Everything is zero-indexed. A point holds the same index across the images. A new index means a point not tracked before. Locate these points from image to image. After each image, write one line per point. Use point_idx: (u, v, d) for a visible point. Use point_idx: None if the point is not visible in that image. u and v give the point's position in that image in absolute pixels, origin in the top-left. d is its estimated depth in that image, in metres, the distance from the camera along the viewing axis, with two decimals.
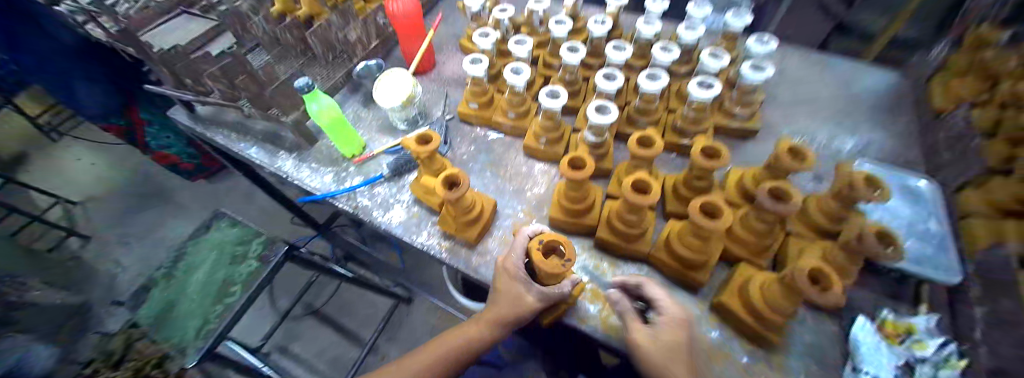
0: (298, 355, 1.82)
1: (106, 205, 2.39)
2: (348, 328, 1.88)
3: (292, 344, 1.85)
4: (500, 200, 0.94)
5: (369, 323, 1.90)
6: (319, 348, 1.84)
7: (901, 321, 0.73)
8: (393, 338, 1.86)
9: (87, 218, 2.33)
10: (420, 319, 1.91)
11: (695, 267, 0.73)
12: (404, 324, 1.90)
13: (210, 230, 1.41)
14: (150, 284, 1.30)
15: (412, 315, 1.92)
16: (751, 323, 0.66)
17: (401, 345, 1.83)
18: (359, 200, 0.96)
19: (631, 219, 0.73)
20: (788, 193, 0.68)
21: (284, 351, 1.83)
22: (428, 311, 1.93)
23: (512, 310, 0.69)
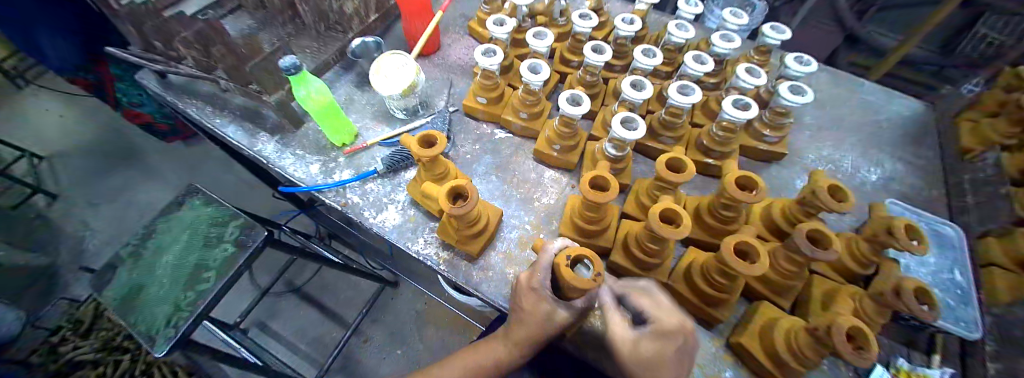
0: (277, 332, 1.75)
1: (73, 162, 2.21)
2: (331, 309, 1.81)
3: (271, 321, 1.78)
4: (506, 209, 0.86)
5: (352, 304, 1.83)
6: (299, 327, 1.77)
7: (917, 371, 0.69)
8: (377, 320, 1.81)
9: (53, 175, 2.16)
10: (406, 306, 1.85)
11: (716, 304, 0.67)
12: (388, 308, 1.84)
13: (183, 207, 1.28)
14: (115, 263, 1.17)
15: (398, 301, 1.86)
16: (772, 371, 0.62)
17: (385, 328, 1.79)
18: (348, 197, 0.87)
19: (653, 249, 0.66)
20: (826, 237, 0.62)
21: (263, 327, 1.76)
22: (413, 298, 1.86)
23: (518, 338, 0.62)
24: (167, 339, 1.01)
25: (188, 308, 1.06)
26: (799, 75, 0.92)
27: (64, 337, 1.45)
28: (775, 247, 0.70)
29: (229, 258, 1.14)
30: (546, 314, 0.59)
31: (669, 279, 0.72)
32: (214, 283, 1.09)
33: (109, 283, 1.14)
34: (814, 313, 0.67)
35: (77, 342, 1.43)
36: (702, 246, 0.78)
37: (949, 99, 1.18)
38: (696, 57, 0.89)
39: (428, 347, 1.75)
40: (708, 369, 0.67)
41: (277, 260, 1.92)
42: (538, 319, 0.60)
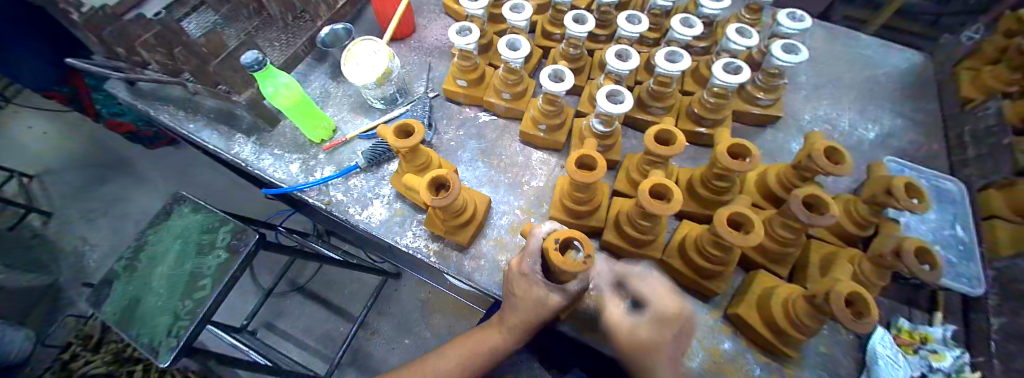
0: (286, 331, 1.77)
1: (61, 178, 2.17)
2: (336, 305, 1.82)
3: (278, 320, 1.79)
4: (495, 195, 0.84)
5: (357, 299, 1.84)
6: (307, 325, 1.79)
7: (917, 330, 0.69)
8: (383, 312, 1.82)
9: (43, 192, 2.12)
10: (409, 296, 1.85)
11: (712, 277, 0.66)
12: (393, 299, 1.85)
13: (173, 216, 1.26)
14: (111, 277, 1.15)
15: (401, 291, 1.87)
16: (769, 339, 0.61)
17: (390, 320, 1.80)
18: (332, 194, 0.84)
19: (644, 225, 0.65)
20: (823, 201, 0.60)
21: (271, 327, 1.77)
22: (417, 288, 1.87)
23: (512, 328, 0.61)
24: (170, 349, 1.01)
25: (188, 316, 1.05)
26: (792, 32, 0.87)
27: (75, 353, 1.45)
28: (771, 215, 0.68)
29: (223, 265, 1.12)
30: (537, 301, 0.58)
31: (663, 255, 0.71)
32: (212, 290, 1.08)
33: (107, 297, 1.13)
34: (812, 279, 0.66)
35: (88, 357, 1.44)
36: (696, 219, 0.76)
37: (949, 47, 1.14)
38: (683, 20, 0.84)
39: (437, 334, 1.77)
40: (706, 341, 0.67)
41: (277, 260, 1.90)
42: (529, 308, 0.59)
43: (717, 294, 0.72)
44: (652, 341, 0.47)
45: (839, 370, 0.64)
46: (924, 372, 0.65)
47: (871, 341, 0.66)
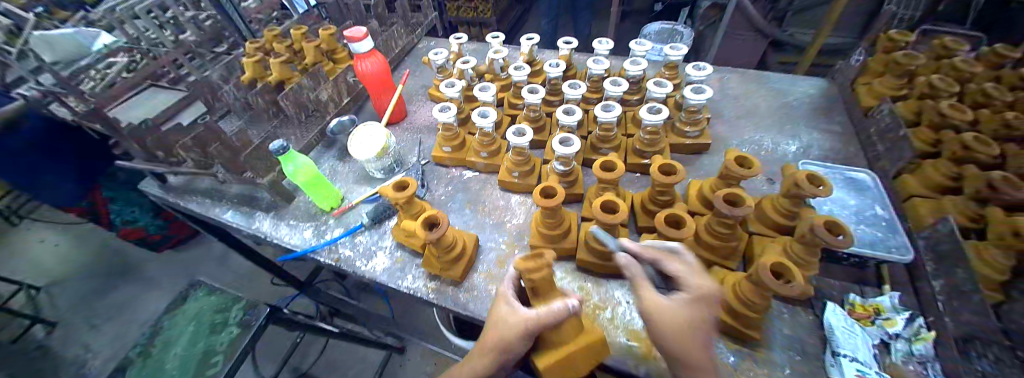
0: None
1: (72, 286, 2.23)
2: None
3: None
4: (482, 235, 0.97)
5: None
6: None
7: (868, 302, 0.79)
8: None
9: (50, 303, 2.16)
10: (415, 368, 1.76)
11: (673, 276, 0.76)
12: (398, 377, 1.74)
13: (185, 302, 1.33)
14: (125, 365, 1.17)
15: (408, 365, 1.77)
16: (732, 323, 0.69)
17: None
18: (341, 252, 0.97)
19: (605, 238, 0.77)
20: (741, 198, 0.75)
21: None
22: (423, 359, 1.78)
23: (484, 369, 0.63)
24: None
25: None
26: (701, 79, 1.11)
27: None
28: (709, 218, 0.82)
29: (235, 339, 1.19)
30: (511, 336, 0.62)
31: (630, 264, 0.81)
32: (223, 365, 1.13)
33: None
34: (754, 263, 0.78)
35: None
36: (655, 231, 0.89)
37: (842, 73, 1.40)
38: (612, 82, 1.08)
39: None
40: None
41: (281, 345, 1.86)
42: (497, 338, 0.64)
43: None
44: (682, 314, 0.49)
45: (807, 347, 0.71)
46: (883, 339, 0.74)
47: (826, 316, 0.75)
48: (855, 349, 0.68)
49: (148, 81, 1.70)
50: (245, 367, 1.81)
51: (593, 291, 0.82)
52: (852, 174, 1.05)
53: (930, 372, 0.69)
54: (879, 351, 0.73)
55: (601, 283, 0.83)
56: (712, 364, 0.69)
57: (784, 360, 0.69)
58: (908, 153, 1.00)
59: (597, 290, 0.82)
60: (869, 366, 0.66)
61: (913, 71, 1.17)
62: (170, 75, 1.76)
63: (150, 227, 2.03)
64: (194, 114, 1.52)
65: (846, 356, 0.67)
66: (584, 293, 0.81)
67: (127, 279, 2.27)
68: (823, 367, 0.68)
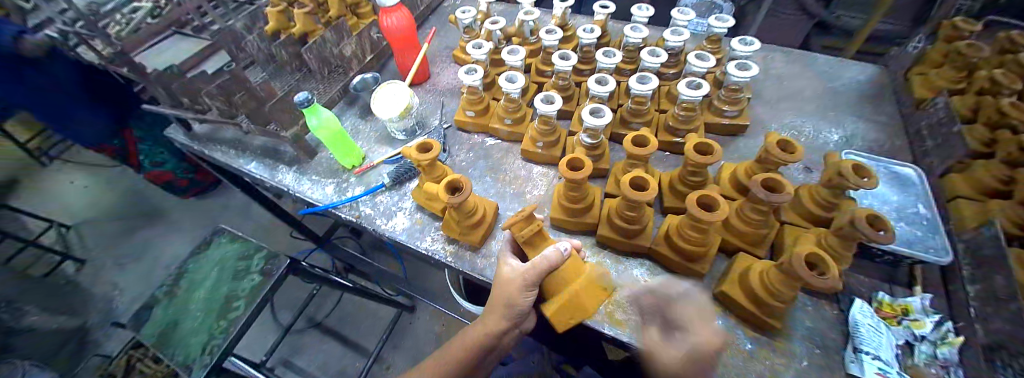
0: (302, 369, 1.76)
1: (104, 227, 2.36)
2: (352, 339, 1.83)
3: (296, 357, 1.80)
4: (502, 203, 0.96)
5: (372, 332, 1.84)
6: (324, 361, 1.77)
7: (897, 302, 0.77)
8: (398, 345, 1.79)
9: (85, 242, 2.29)
10: (424, 327, 1.82)
11: (696, 258, 0.75)
12: (408, 332, 1.82)
13: (211, 248, 1.39)
14: (152, 303, 1.27)
15: (416, 324, 1.84)
16: (753, 311, 0.68)
17: (405, 354, 1.75)
18: (361, 209, 0.97)
19: (631, 215, 0.75)
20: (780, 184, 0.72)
21: (289, 364, 1.77)
22: (432, 319, 1.85)
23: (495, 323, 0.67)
24: (204, 366, 1.10)
25: (221, 335, 1.16)
26: (746, 55, 1.03)
27: None
28: (741, 203, 0.79)
29: (257, 287, 1.24)
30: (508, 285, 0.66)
31: (652, 243, 0.80)
32: (243, 312, 1.18)
33: (147, 322, 1.23)
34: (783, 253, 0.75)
35: None
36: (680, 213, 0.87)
37: (899, 60, 1.29)
38: (650, 52, 1.01)
39: None
40: None
41: (298, 296, 1.96)
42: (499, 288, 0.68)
43: (705, 277, 0.79)
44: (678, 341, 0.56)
45: (827, 340, 0.70)
46: (908, 340, 0.72)
47: (851, 312, 0.72)
48: (878, 348, 0.66)
49: (172, 26, 1.68)
50: (265, 313, 1.92)
51: (611, 267, 0.82)
52: (898, 169, 0.99)
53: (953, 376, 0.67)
54: (902, 351, 0.71)
55: (620, 260, 0.83)
56: (727, 348, 0.70)
57: (801, 351, 0.69)
58: (962, 150, 0.93)
59: (615, 266, 0.81)
60: (891, 366, 0.64)
61: (979, 61, 1.07)
62: (193, 21, 1.74)
63: (178, 172, 2.10)
64: (218, 63, 1.52)
65: (868, 353, 0.65)
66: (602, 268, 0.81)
67: (155, 222, 2.38)
68: (841, 361, 0.67)
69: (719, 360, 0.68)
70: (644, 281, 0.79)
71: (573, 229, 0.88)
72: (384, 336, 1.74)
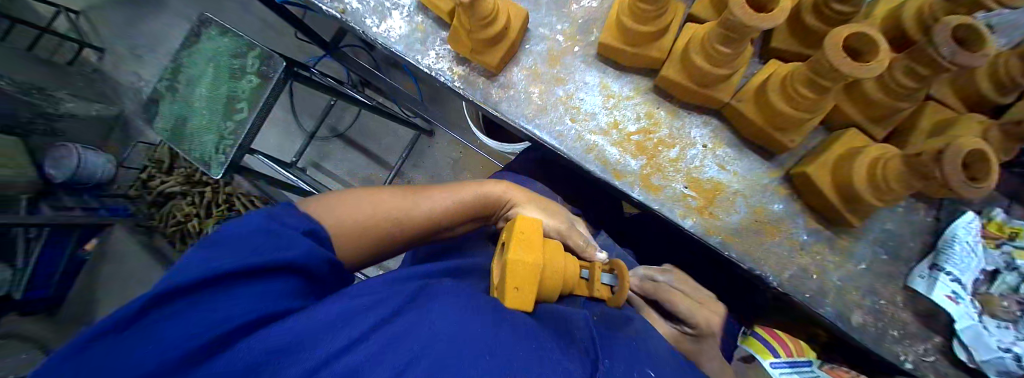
0: (330, 170, 1.88)
1: (105, 14, 2.05)
2: (373, 152, 1.86)
3: (325, 161, 1.90)
4: (534, 13, 0.67)
5: (392, 149, 1.85)
6: (349, 168, 1.87)
7: (1015, 223, 0.61)
8: (417, 165, 1.80)
9: (92, 27, 2.06)
10: (441, 153, 1.79)
11: (788, 127, 0.54)
12: (426, 155, 1.80)
13: (200, 39, 1.19)
14: (156, 97, 1.21)
15: (434, 149, 1.80)
16: (834, 202, 0.53)
17: (424, 173, 1.79)
18: (347, 2, 0.70)
19: (724, 52, 0.50)
20: (981, 32, 0.44)
21: (318, 166, 1.89)
22: (449, 147, 1.79)
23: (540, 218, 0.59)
24: (219, 165, 1.12)
25: (232, 137, 1.12)
26: None
27: (152, 175, 1.66)
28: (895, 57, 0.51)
29: (255, 90, 1.11)
30: (553, 228, 0.59)
31: (732, 99, 0.57)
32: (246, 113, 1.11)
33: (158, 115, 1.21)
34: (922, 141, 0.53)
35: (163, 178, 1.65)
36: (788, 59, 0.60)
37: None
38: None
39: None
40: (753, 199, 0.59)
41: (316, 104, 1.89)
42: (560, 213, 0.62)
43: (785, 152, 0.60)
44: (708, 345, 0.58)
45: (903, 250, 0.60)
46: (998, 268, 0.59)
47: (951, 226, 0.59)
48: (963, 268, 0.56)
49: None
50: (287, 112, 1.92)
51: (664, 123, 0.63)
52: None
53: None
54: (982, 277, 0.59)
55: (678, 115, 0.62)
56: (776, 234, 0.59)
57: (865, 255, 0.59)
58: None
59: (669, 123, 0.62)
60: (968, 292, 0.56)
61: None
62: None
63: None
64: None
65: (949, 274, 0.56)
66: (650, 122, 0.62)
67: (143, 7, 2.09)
68: (912, 273, 0.59)
69: (760, 244, 0.58)
70: (700, 146, 0.61)
71: (625, 66, 0.64)
72: (403, 155, 1.74)
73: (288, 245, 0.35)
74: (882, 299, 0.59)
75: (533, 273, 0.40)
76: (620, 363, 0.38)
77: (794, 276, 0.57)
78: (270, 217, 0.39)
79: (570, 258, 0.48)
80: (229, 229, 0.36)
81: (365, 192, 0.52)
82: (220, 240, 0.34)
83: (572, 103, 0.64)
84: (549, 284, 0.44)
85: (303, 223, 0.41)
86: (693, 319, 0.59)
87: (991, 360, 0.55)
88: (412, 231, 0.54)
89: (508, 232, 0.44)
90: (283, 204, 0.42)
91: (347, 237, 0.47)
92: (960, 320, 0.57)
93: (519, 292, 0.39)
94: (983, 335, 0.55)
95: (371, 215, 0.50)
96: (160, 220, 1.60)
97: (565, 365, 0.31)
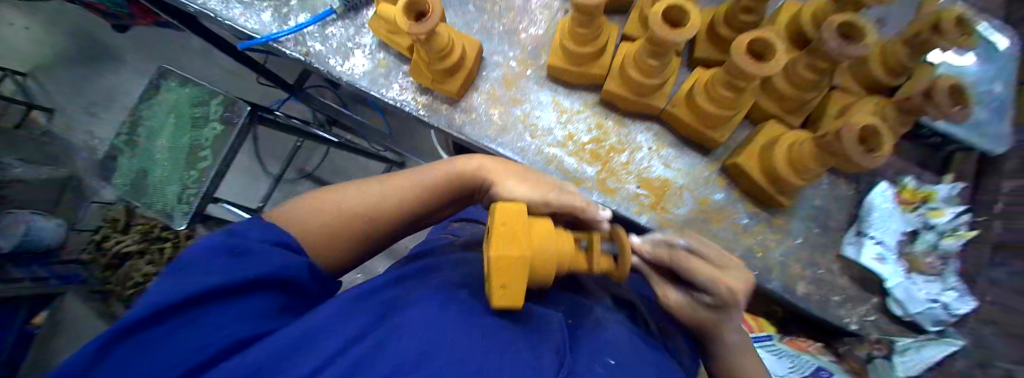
0: None
1: (57, 72, 2.00)
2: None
3: None
4: (487, 43, 0.74)
5: None
6: None
7: (923, 188, 0.68)
8: None
9: (44, 88, 1.99)
10: None
11: (716, 125, 0.61)
12: None
13: (163, 91, 1.19)
14: (116, 152, 1.19)
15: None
16: (764, 186, 0.61)
17: None
18: (310, 45, 0.74)
19: (652, 65, 0.56)
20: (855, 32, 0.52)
21: None
22: None
23: (525, 194, 0.51)
24: (183, 214, 1.10)
25: (194, 185, 1.12)
26: None
27: (107, 235, 1.57)
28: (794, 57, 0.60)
29: (220, 136, 1.12)
30: (538, 202, 0.51)
31: (667, 105, 0.65)
32: (212, 160, 1.11)
33: (117, 170, 1.19)
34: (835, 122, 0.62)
35: (119, 238, 1.56)
36: (710, 67, 0.68)
37: None
38: None
39: None
40: (697, 192, 0.67)
41: (284, 145, 1.90)
42: (549, 185, 0.53)
43: (720, 146, 0.67)
44: (727, 316, 0.47)
45: (831, 223, 0.67)
46: (917, 228, 0.66)
47: (869, 194, 0.67)
48: (883, 233, 0.65)
49: None
50: (252, 158, 1.90)
51: (613, 131, 0.69)
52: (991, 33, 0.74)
53: (950, 267, 0.65)
54: (904, 239, 0.66)
55: (624, 123, 0.69)
56: (721, 222, 0.66)
57: (799, 229, 0.67)
58: None
59: (617, 131, 0.68)
60: (892, 252, 0.65)
61: None
62: None
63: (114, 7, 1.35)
64: None
65: (872, 237, 0.65)
66: (600, 132, 0.69)
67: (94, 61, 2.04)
68: (843, 242, 0.67)
69: (708, 231, 0.65)
70: (646, 148, 0.68)
71: (573, 83, 0.70)
72: None
73: (257, 261, 0.35)
74: (819, 269, 0.66)
75: (520, 267, 0.36)
76: (592, 354, 0.41)
77: (742, 256, 0.65)
78: (229, 236, 0.38)
79: (562, 236, 0.43)
80: (184, 256, 0.35)
81: (332, 192, 0.54)
82: (176, 270, 0.33)
83: (530, 120, 0.70)
84: (542, 270, 0.41)
85: (268, 236, 0.40)
86: (711, 289, 0.46)
87: (923, 312, 0.63)
88: (382, 224, 0.55)
89: (489, 224, 0.40)
90: (244, 219, 0.41)
91: (315, 242, 0.50)
92: (892, 279, 0.64)
93: (510, 289, 0.36)
94: (912, 291, 0.63)
95: (332, 215, 0.52)
96: (117, 283, 1.53)
97: (535, 363, 0.33)
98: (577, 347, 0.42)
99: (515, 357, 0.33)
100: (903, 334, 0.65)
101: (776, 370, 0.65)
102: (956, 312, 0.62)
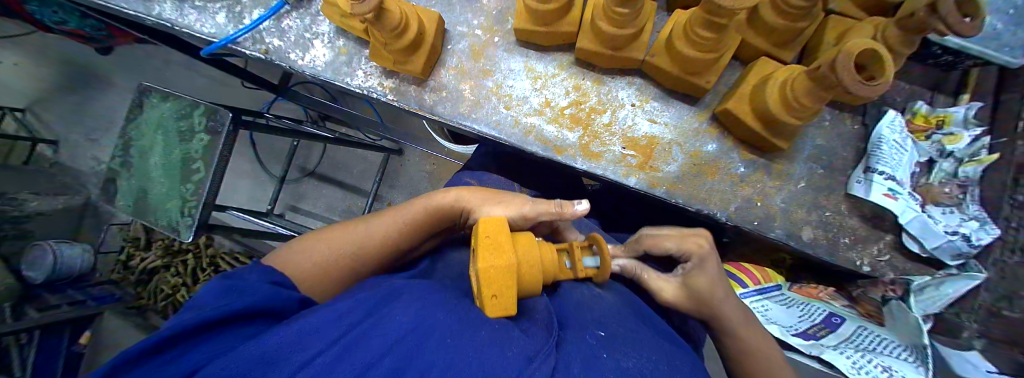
0: (310, 211, 1.89)
1: (51, 102, 2.00)
2: (348, 183, 1.85)
3: (301, 203, 1.91)
4: (447, 14, 0.69)
5: (366, 176, 1.84)
6: (327, 204, 1.88)
7: (937, 111, 0.62)
8: (394, 185, 1.81)
9: (42, 122, 2.01)
10: (415, 167, 1.80)
11: (700, 70, 0.56)
12: (400, 173, 1.81)
13: (146, 109, 1.17)
14: (115, 176, 1.20)
15: (407, 166, 1.80)
16: (757, 129, 0.56)
17: (403, 192, 1.80)
18: (268, 41, 0.71)
19: (623, 13, 0.50)
20: None
21: (296, 209, 1.90)
22: (421, 160, 1.79)
23: (501, 212, 0.52)
24: (189, 227, 1.11)
25: (193, 198, 1.11)
26: None
27: (131, 253, 1.67)
28: None
29: (207, 147, 1.09)
30: (517, 216, 0.52)
31: (647, 56, 0.59)
32: (203, 172, 1.09)
33: (118, 194, 1.21)
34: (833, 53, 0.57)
35: (143, 254, 1.66)
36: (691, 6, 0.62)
37: None
38: None
39: None
40: (688, 145, 0.62)
41: (280, 147, 1.88)
42: (523, 200, 0.53)
43: (709, 92, 0.62)
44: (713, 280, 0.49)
45: (836, 162, 0.63)
46: (932, 157, 0.61)
47: (877, 127, 0.62)
48: (895, 167, 0.58)
49: None
50: (253, 163, 1.92)
51: (593, 91, 0.65)
52: None
53: (967, 198, 0.58)
54: (917, 171, 0.62)
55: (603, 81, 0.64)
56: (717, 174, 0.62)
57: (803, 174, 0.63)
58: None
59: (597, 90, 0.64)
60: (905, 187, 0.58)
61: None
62: None
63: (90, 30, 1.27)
64: None
65: (881, 173, 0.58)
66: (578, 93, 0.64)
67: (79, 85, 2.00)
68: (850, 181, 0.62)
69: (703, 185, 0.62)
70: (629, 105, 0.63)
71: (543, 43, 0.64)
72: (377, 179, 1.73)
73: (242, 294, 0.39)
74: (827, 211, 0.63)
75: (510, 272, 0.36)
76: (582, 327, 0.39)
77: (740, 207, 0.62)
78: (230, 280, 0.42)
79: (545, 248, 0.45)
80: (201, 297, 0.40)
81: (320, 235, 0.54)
82: (185, 312, 0.38)
83: (503, 91, 0.65)
84: (530, 281, 0.42)
85: (264, 276, 0.44)
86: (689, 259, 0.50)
87: (941, 247, 0.58)
88: (375, 262, 0.54)
89: (473, 238, 0.41)
90: (246, 266, 0.46)
91: (316, 286, 0.49)
92: (904, 215, 0.59)
93: (499, 299, 0.36)
94: (929, 224, 0.57)
95: (326, 257, 0.50)
96: (149, 298, 1.59)
97: (524, 342, 0.32)
98: (567, 320, 0.40)
99: (503, 333, 0.32)
100: (921, 272, 0.62)
101: (783, 318, 0.63)
102: (978, 243, 0.56)
